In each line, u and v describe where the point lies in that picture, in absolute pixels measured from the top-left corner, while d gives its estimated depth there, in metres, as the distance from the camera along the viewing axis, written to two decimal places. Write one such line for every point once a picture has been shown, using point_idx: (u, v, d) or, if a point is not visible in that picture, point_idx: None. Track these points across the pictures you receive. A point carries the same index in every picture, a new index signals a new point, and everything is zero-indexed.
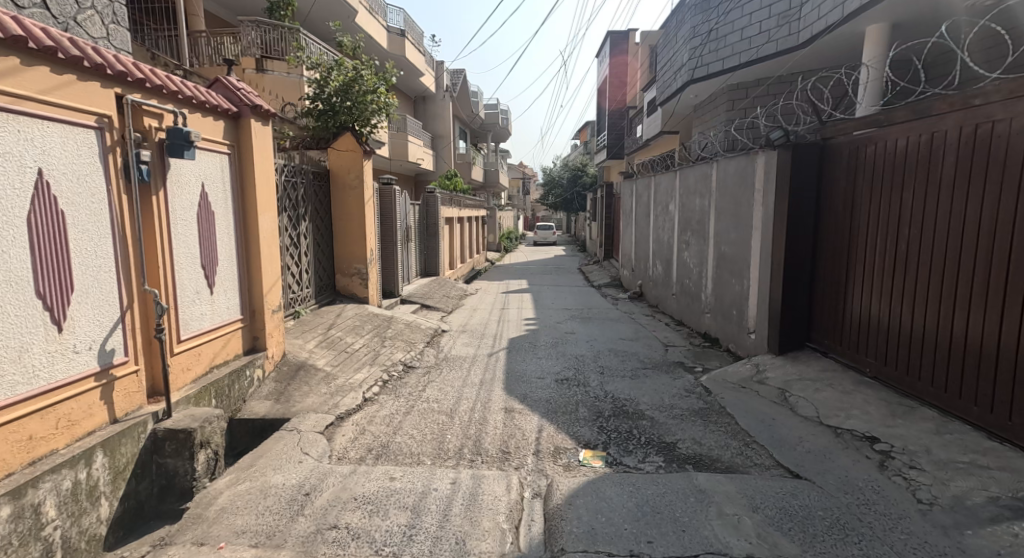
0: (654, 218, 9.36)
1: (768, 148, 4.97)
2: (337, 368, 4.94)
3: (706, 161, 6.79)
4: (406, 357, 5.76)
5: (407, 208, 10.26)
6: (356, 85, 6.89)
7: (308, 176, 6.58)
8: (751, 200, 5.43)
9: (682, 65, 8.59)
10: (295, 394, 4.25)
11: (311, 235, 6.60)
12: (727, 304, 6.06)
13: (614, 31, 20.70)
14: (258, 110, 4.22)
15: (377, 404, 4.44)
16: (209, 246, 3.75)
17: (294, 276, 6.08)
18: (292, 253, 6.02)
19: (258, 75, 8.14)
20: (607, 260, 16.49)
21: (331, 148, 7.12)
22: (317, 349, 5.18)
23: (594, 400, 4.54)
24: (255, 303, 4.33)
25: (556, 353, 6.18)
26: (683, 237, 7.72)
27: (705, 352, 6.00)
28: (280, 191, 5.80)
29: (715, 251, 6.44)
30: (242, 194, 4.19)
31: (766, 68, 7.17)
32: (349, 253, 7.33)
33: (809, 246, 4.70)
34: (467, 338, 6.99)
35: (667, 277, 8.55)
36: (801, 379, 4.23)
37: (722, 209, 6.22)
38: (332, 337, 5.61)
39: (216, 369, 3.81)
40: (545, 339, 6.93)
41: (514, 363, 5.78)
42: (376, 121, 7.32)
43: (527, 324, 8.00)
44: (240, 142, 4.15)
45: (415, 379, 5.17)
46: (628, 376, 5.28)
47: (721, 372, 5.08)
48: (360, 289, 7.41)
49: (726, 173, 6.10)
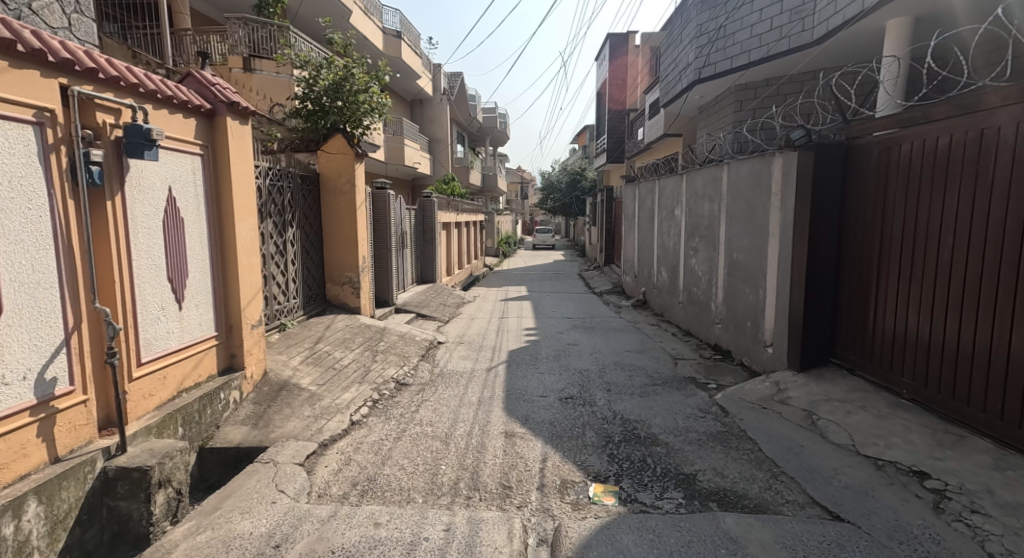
0: (659, 223, 9.02)
1: (787, 148, 4.63)
2: (324, 387, 4.57)
3: (717, 163, 6.44)
4: (399, 374, 5.39)
5: (402, 213, 9.90)
6: (347, 83, 6.58)
7: (295, 179, 6.21)
8: (767, 204, 5.08)
9: (688, 65, 8.29)
10: (275, 418, 3.87)
11: (298, 242, 6.23)
12: (740, 316, 5.72)
13: (614, 34, 20.41)
14: (235, 107, 3.86)
15: (365, 428, 4.07)
16: (178, 257, 3.38)
17: (279, 286, 5.72)
18: (277, 261, 5.64)
19: (246, 75, 7.83)
20: (608, 266, 16.14)
21: (321, 151, 6.75)
22: (302, 365, 4.80)
23: (603, 423, 4.17)
24: (232, 317, 3.96)
25: (558, 368, 5.81)
26: (691, 244, 7.37)
27: (718, 366, 5.64)
28: (265, 196, 5.42)
29: (727, 258, 6.09)
30: (217, 198, 3.83)
31: (776, 66, 6.87)
32: (340, 261, 6.97)
33: (832, 255, 4.35)
34: (464, 351, 6.62)
35: (673, 285, 8.20)
36: (828, 400, 3.87)
37: (734, 215, 5.88)
38: (319, 353, 5.24)
39: (185, 393, 3.44)
40: (547, 351, 6.56)
41: (514, 379, 5.41)
42: (368, 122, 7.02)
43: (527, 334, 7.63)
44: (214, 143, 3.79)
45: (408, 398, 4.79)
46: (637, 394, 4.91)
47: (738, 390, 4.71)
48: (352, 298, 7.05)
49: (739, 176, 5.75)
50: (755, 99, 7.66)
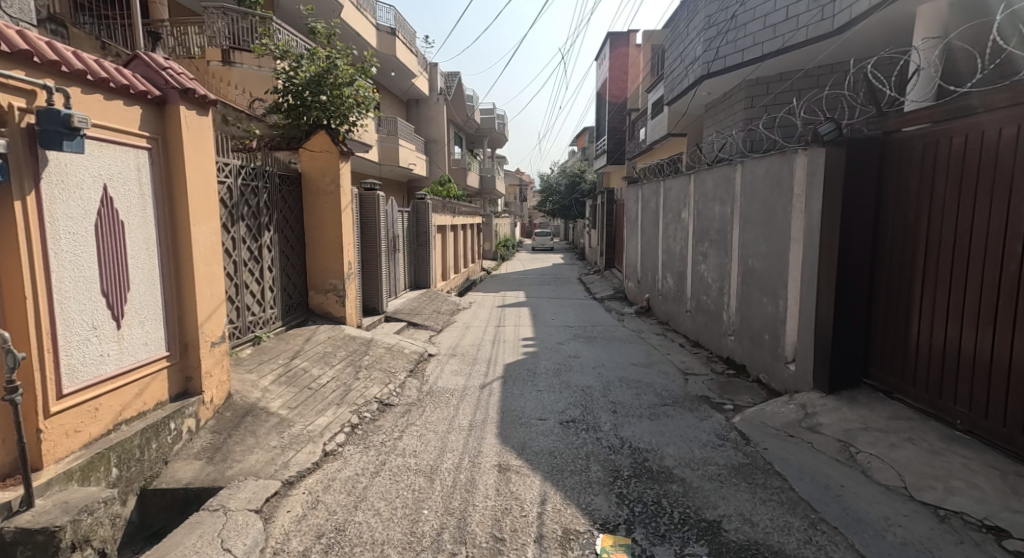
0: (664, 226, 8.57)
1: (813, 144, 4.16)
2: (297, 410, 4.07)
3: (729, 163, 5.97)
4: (383, 393, 4.90)
5: (394, 215, 9.41)
6: (330, 76, 6.15)
7: (273, 179, 5.73)
8: (789, 206, 4.60)
9: (695, 59, 7.85)
10: (235, 449, 3.38)
11: (276, 247, 5.75)
12: (756, 329, 5.25)
13: (615, 32, 19.94)
14: (190, 95, 3.38)
15: (340, 460, 3.58)
16: (115, 267, 2.91)
17: (254, 296, 5.24)
18: (250, 268, 5.16)
19: (225, 68, 7.35)
20: (609, 270, 15.68)
21: (303, 149, 6.27)
22: (274, 385, 4.32)
23: (609, 454, 3.69)
24: (188, 334, 3.48)
25: (558, 385, 5.32)
26: (700, 249, 6.90)
27: (733, 384, 5.17)
28: (237, 197, 4.94)
29: (740, 264, 5.63)
30: (170, 198, 3.36)
31: (792, 58, 6.45)
32: (324, 267, 6.50)
33: (866, 263, 3.89)
34: (457, 365, 6.13)
35: (679, 292, 7.75)
36: (867, 429, 3.38)
37: (749, 218, 5.42)
38: (295, 370, 4.75)
39: (125, 425, 2.95)
40: (545, 365, 6.08)
41: (510, 398, 4.92)
42: (354, 118, 6.58)
43: (525, 346, 7.14)
44: (166, 135, 3.31)
45: (392, 422, 4.31)
46: (646, 417, 4.43)
47: (759, 412, 4.23)
48: (336, 307, 6.56)
49: (755, 176, 5.29)
50: (766, 94, 7.23)
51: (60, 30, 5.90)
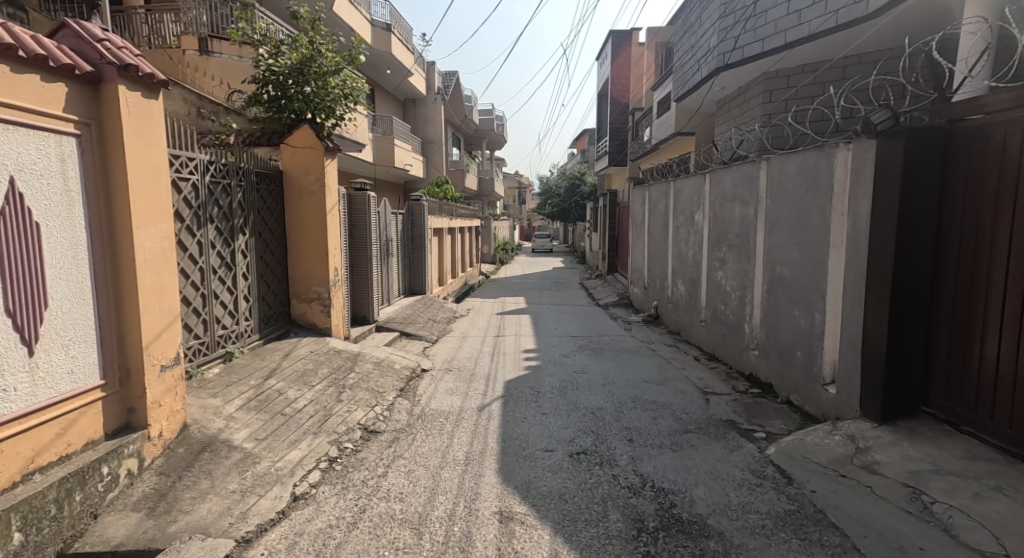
0: (674, 230, 8.05)
1: (859, 135, 3.64)
2: (266, 441, 3.51)
3: (750, 160, 5.46)
4: (368, 417, 4.34)
5: (387, 218, 8.86)
6: (313, 64, 5.54)
7: (250, 177, 5.18)
8: (828, 207, 4.07)
9: (709, 50, 7.37)
10: (185, 496, 2.82)
11: (253, 253, 5.20)
12: (786, 344, 4.72)
13: (616, 30, 19.44)
14: (132, 73, 2.84)
15: (312, 506, 3.02)
16: (23, 278, 2.39)
17: (225, 307, 4.69)
18: (220, 276, 4.61)
19: (202, 58, 6.86)
20: (612, 275, 15.15)
21: (284, 144, 5.77)
22: (241, 410, 3.76)
23: (629, 498, 3.15)
24: (130, 357, 2.93)
25: (565, 407, 4.77)
26: (717, 255, 6.37)
27: (761, 407, 4.62)
28: (205, 197, 4.40)
29: (766, 273, 5.10)
30: (107, 195, 2.82)
31: (820, 47, 5.98)
32: (307, 273, 5.95)
33: (925, 274, 3.35)
34: (453, 382, 5.57)
35: (693, 301, 7.21)
36: (939, 472, 2.83)
37: (778, 221, 4.88)
38: (268, 391, 4.18)
39: (39, 474, 2.41)
40: (549, 383, 5.52)
41: (511, 423, 4.38)
42: (342, 112, 6.04)
43: (526, 359, 6.59)
44: (101, 119, 2.77)
45: (377, 455, 3.76)
46: (668, 449, 3.87)
47: (798, 443, 3.69)
48: (320, 317, 6.00)
49: (784, 174, 4.76)
50: (786, 88, 6.76)
51: (18, 15, 5.36)
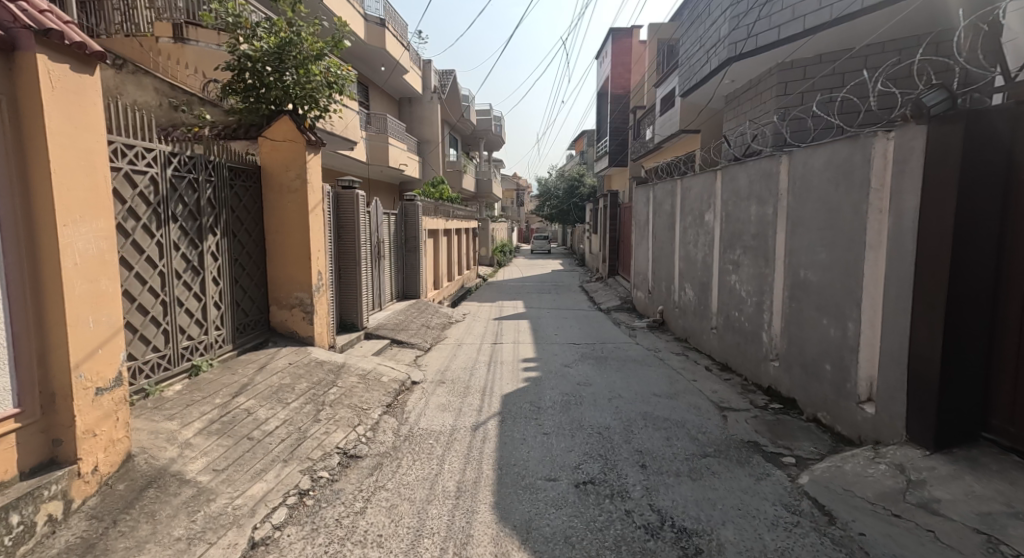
0: (682, 231, 7.61)
1: (905, 121, 3.20)
2: (226, 473, 3.04)
3: (769, 155, 5.02)
4: (348, 440, 3.87)
5: (380, 219, 8.40)
6: (293, 49, 5.11)
7: (222, 171, 4.72)
8: (864, 204, 3.62)
9: (719, 40, 6.95)
10: (119, 547, 2.36)
11: (225, 255, 4.75)
12: (812, 357, 4.27)
13: (617, 29, 19.08)
14: (55, 42, 2.39)
15: (273, 553, 2.57)
16: None
17: (192, 315, 4.23)
18: (185, 281, 4.15)
19: (177, 46, 6.51)
20: (613, 278, 14.72)
21: (262, 137, 5.32)
22: (201, 436, 3.29)
23: (647, 542, 2.70)
24: (55, 380, 2.47)
25: (569, 426, 4.31)
26: (730, 258, 5.92)
27: (786, 426, 4.17)
28: (168, 193, 3.95)
29: (788, 276, 4.66)
30: (26, 187, 2.38)
31: (842, 32, 5.55)
32: (287, 277, 5.48)
33: (985, 279, 2.92)
34: (445, 396, 5.10)
35: (703, 307, 6.77)
36: (1019, 517, 2.39)
37: (802, 221, 4.44)
38: (235, 411, 3.71)
39: None
40: (551, 397, 5.06)
41: (509, 446, 3.93)
42: (326, 102, 5.58)
43: (525, 369, 6.13)
44: (15, 96, 2.33)
45: (355, 485, 3.30)
46: (686, 477, 3.42)
47: (835, 471, 3.23)
48: (302, 325, 5.54)
49: (809, 169, 4.32)
50: (803, 79, 6.35)
51: None
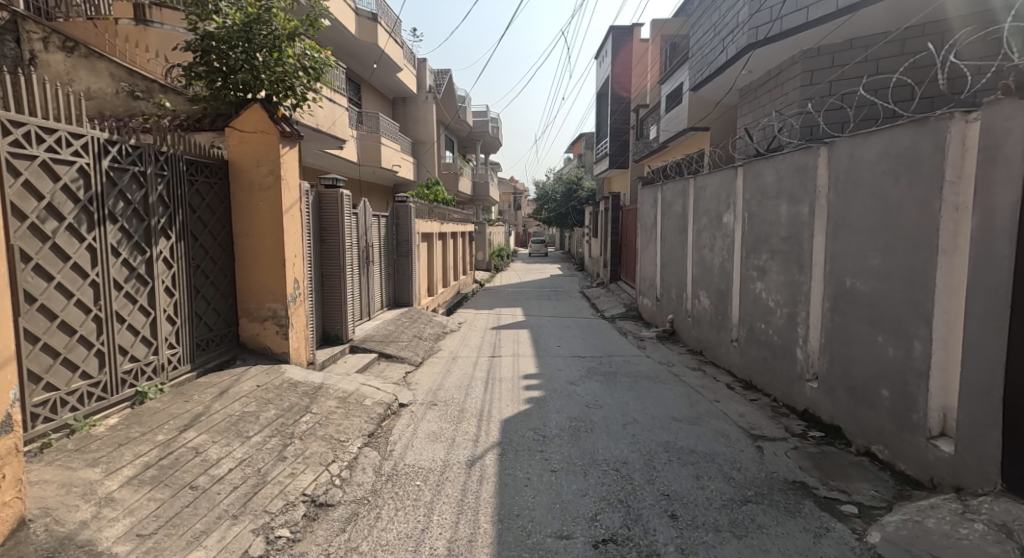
0: (695, 234, 7.02)
1: (999, 98, 2.62)
2: (154, 540, 2.40)
3: (804, 147, 4.43)
4: (318, 483, 3.21)
5: (369, 221, 7.76)
6: (262, 27, 4.52)
7: (179, 165, 4.09)
8: (938, 202, 3.02)
9: (738, 25, 6.37)
10: None
11: (183, 261, 4.11)
12: (863, 381, 3.66)
13: (617, 27, 18.58)
14: None
15: None
16: None
17: (137, 332, 3.60)
18: (129, 292, 3.53)
19: (139, 29, 6.00)
20: (616, 283, 14.13)
21: (230, 128, 4.70)
22: (129, 488, 2.65)
23: None
24: None
25: (579, 461, 3.70)
26: (755, 263, 5.32)
27: (835, 463, 3.55)
28: (105, 188, 3.33)
29: (830, 286, 4.05)
30: None
31: (880, 12, 4.98)
32: (258, 286, 4.84)
33: None
34: (436, 423, 4.46)
35: (721, 317, 6.15)
36: None
37: (847, 222, 3.84)
38: (179, 451, 3.07)
39: None
40: (557, 423, 4.42)
41: (511, 488, 3.30)
42: (302, 89, 4.92)
43: (527, 388, 5.47)
44: None
45: (322, 546, 2.65)
46: (727, 532, 2.80)
47: (914, 528, 2.61)
48: (275, 340, 4.89)
49: (857, 161, 3.72)
50: (831, 67, 5.79)
51: None
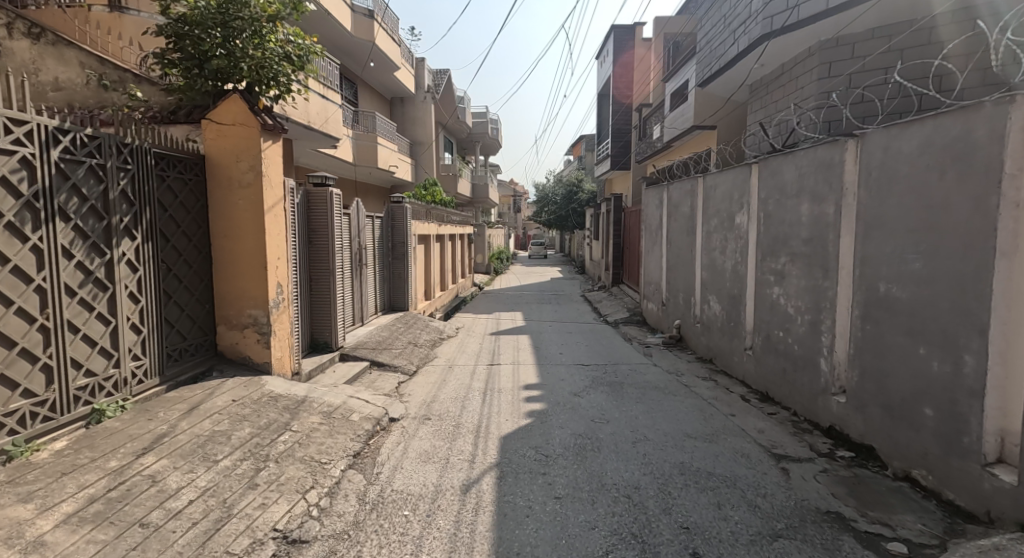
0: (705, 235, 6.66)
1: None
2: None
3: (829, 140, 4.07)
4: (292, 515, 2.83)
5: (362, 222, 7.39)
6: (239, 9, 4.17)
7: (147, 159, 3.73)
8: (996, 198, 2.66)
9: (750, 15, 6.03)
10: None
11: (151, 264, 3.74)
12: (902, 398, 3.29)
13: (618, 26, 18.24)
14: None
15: None
16: None
17: (96, 343, 3.24)
18: (85, 299, 3.16)
19: (114, 17, 5.85)
20: (619, 287, 13.75)
21: (206, 120, 4.35)
22: (65, 528, 2.30)
23: None
24: None
25: (585, 485, 3.34)
26: (773, 267, 4.95)
27: (872, 489, 3.19)
28: (54, 182, 2.97)
29: (861, 292, 3.69)
30: None
31: None
32: (238, 291, 4.47)
33: None
34: (429, 440, 4.08)
35: (735, 324, 5.77)
36: None
37: (881, 221, 3.48)
38: (133, 480, 2.71)
39: None
40: (562, 441, 4.04)
41: (510, 518, 2.94)
42: (286, 78, 4.56)
43: (528, 401, 5.10)
44: None
45: None
46: None
47: None
48: (255, 349, 4.52)
49: (893, 154, 3.37)
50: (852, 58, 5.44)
51: None
